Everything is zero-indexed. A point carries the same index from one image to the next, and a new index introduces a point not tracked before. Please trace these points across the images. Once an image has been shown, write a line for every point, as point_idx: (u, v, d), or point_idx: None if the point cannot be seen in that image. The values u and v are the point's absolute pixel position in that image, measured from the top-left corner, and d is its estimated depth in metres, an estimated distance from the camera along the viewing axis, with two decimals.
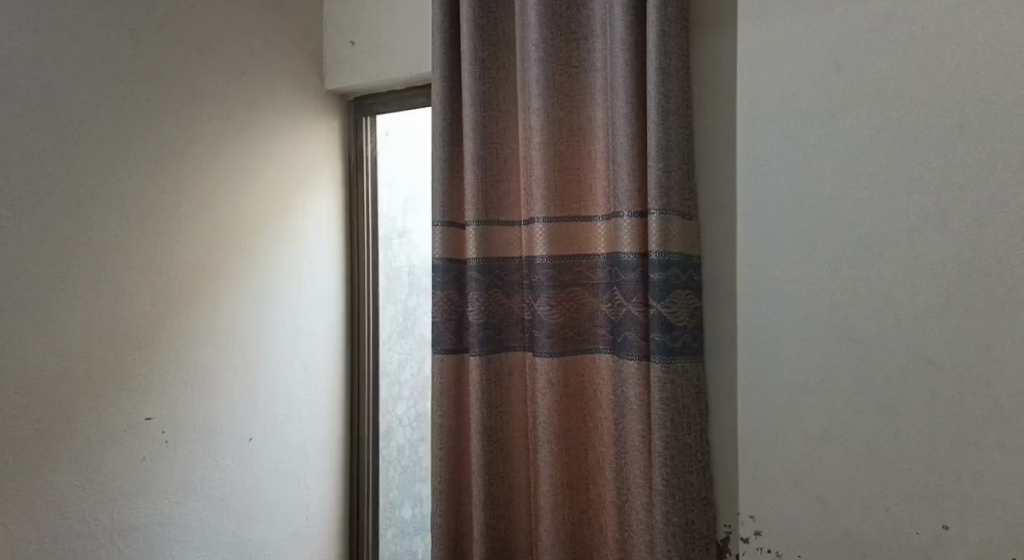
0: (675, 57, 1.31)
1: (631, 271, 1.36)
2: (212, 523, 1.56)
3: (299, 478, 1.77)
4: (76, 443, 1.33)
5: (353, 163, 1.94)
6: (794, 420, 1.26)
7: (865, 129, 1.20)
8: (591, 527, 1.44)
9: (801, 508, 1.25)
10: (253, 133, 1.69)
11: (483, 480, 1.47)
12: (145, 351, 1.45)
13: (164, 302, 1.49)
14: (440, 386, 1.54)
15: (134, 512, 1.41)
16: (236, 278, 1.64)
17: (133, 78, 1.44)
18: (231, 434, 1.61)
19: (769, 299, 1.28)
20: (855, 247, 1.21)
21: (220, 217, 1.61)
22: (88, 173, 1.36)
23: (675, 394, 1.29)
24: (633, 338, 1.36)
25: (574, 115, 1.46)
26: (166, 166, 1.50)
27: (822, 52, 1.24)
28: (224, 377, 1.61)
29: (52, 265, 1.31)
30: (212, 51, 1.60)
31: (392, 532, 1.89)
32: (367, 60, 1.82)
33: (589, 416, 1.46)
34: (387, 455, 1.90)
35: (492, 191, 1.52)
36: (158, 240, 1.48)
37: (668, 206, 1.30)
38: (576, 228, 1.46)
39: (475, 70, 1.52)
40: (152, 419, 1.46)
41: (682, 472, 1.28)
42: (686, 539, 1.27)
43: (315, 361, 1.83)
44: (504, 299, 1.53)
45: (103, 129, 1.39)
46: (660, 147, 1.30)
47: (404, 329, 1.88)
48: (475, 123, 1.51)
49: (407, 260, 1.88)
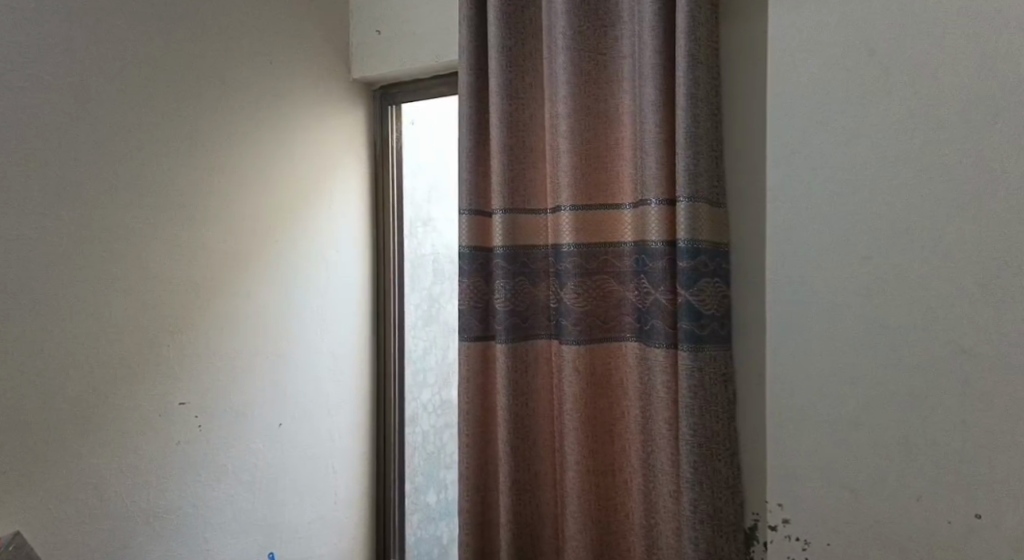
0: (704, 43, 1.30)
1: (659, 259, 1.36)
2: (243, 506, 1.59)
3: (326, 463, 1.79)
4: (115, 427, 1.36)
5: (378, 151, 1.95)
6: (823, 409, 1.25)
7: (899, 114, 1.19)
8: (617, 514, 1.45)
9: (830, 497, 1.24)
10: (280, 122, 1.71)
11: (510, 467, 1.49)
12: (178, 338, 1.48)
13: (196, 290, 1.51)
14: (466, 373, 1.55)
15: (168, 495, 1.44)
16: (265, 266, 1.66)
17: (164, 69, 1.46)
18: (262, 420, 1.64)
19: (798, 287, 1.27)
20: (887, 235, 1.20)
21: (248, 205, 1.62)
22: (122, 162, 1.38)
23: (702, 382, 1.29)
24: (660, 325, 1.36)
25: (601, 102, 1.45)
26: (198, 156, 1.52)
27: (854, 37, 1.22)
28: (252, 363, 1.62)
29: (89, 253, 1.33)
30: (240, 41, 1.61)
31: (418, 517, 1.90)
32: (393, 47, 1.82)
33: (615, 404, 1.46)
34: (413, 441, 1.92)
35: (518, 179, 1.52)
36: (189, 229, 1.50)
37: (696, 193, 1.30)
38: (603, 216, 1.46)
39: (502, 57, 1.51)
40: (186, 403, 1.49)
41: (709, 460, 1.29)
42: (713, 527, 1.28)
43: (342, 348, 1.85)
44: (530, 287, 1.54)
45: (136, 119, 1.41)
46: (689, 134, 1.30)
47: (428, 317, 1.89)
48: (502, 112, 1.51)
49: (430, 247, 1.89)
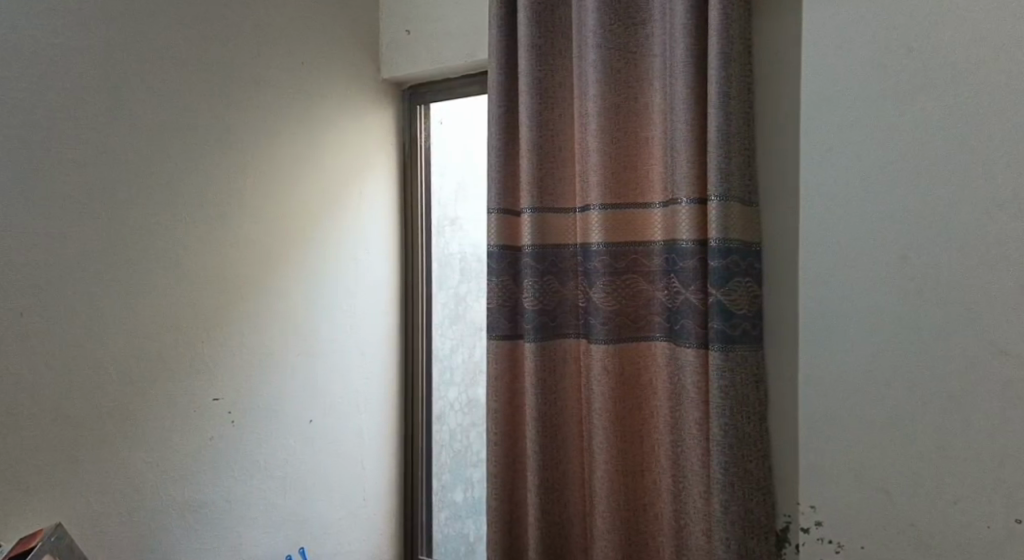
0: (737, 40, 1.29)
1: (689, 258, 1.36)
2: (274, 501, 1.61)
3: (355, 460, 1.81)
4: (151, 422, 1.39)
5: (407, 151, 1.97)
6: (857, 411, 1.23)
7: (938, 111, 1.17)
8: (646, 514, 1.45)
9: (865, 500, 1.23)
10: (311, 122, 1.72)
11: (538, 466, 1.49)
12: (212, 334, 1.50)
13: (229, 287, 1.53)
14: (494, 371, 1.56)
15: (202, 489, 1.47)
16: (295, 264, 1.68)
17: (199, 69, 1.48)
18: (293, 418, 1.66)
19: (832, 287, 1.26)
20: (924, 235, 1.18)
21: (279, 204, 1.64)
22: (158, 161, 1.41)
23: (733, 382, 1.28)
24: (690, 325, 1.35)
25: (630, 101, 1.45)
26: (231, 155, 1.54)
27: (891, 34, 1.21)
28: (283, 361, 1.64)
29: (127, 250, 1.35)
30: (273, 42, 1.63)
31: (445, 515, 1.91)
32: (423, 48, 1.83)
33: (644, 403, 1.46)
34: (440, 439, 1.93)
35: (547, 178, 1.52)
36: (223, 227, 1.52)
37: (728, 191, 1.29)
38: (632, 215, 1.45)
39: (531, 56, 1.52)
40: (219, 399, 1.51)
41: (740, 460, 1.28)
42: (744, 528, 1.27)
43: (371, 346, 1.86)
44: (559, 286, 1.54)
45: (172, 119, 1.43)
46: (720, 132, 1.29)
47: (455, 316, 1.90)
48: (531, 111, 1.51)
49: (458, 247, 1.89)
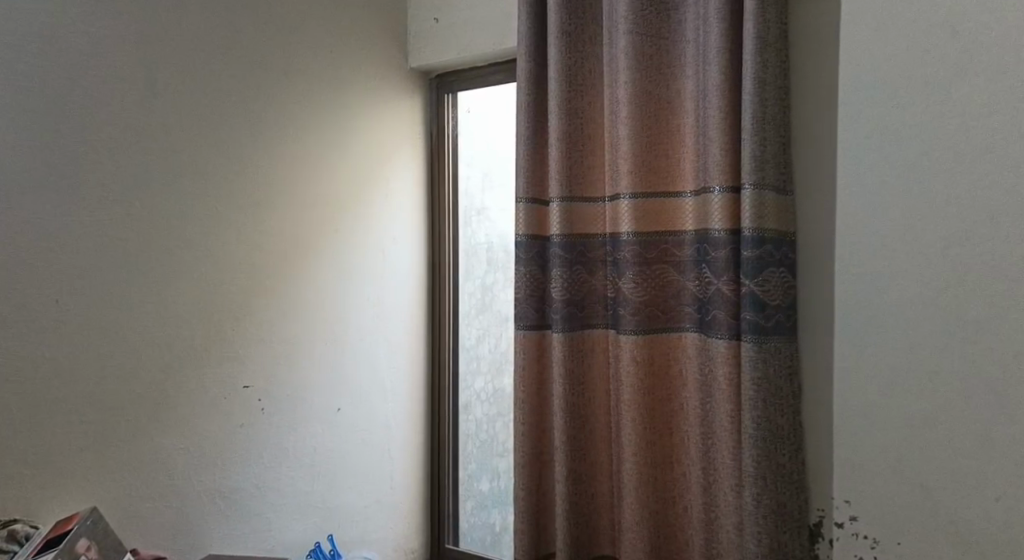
0: (773, 25, 1.27)
1: (721, 248, 1.33)
2: (303, 487, 1.63)
3: (382, 449, 1.82)
4: (182, 409, 1.40)
5: (434, 141, 1.96)
6: (895, 405, 1.21)
7: (984, 95, 1.13)
8: (675, 507, 1.43)
9: (902, 495, 1.20)
10: (339, 111, 1.72)
11: (565, 457, 1.48)
12: (242, 322, 1.51)
13: (259, 276, 1.54)
14: (522, 361, 1.55)
15: (232, 475, 1.48)
16: (323, 254, 1.68)
17: (229, 59, 1.48)
18: (322, 406, 1.67)
19: (869, 278, 1.23)
20: (967, 224, 1.14)
21: (308, 193, 1.65)
22: (189, 150, 1.41)
23: (766, 374, 1.26)
24: (721, 316, 1.33)
25: (662, 88, 1.42)
26: (262, 144, 1.55)
27: (933, 16, 1.17)
28: (312, 348, 1.65)
29: (158, 238, 1.36)
30: (302, 31, 1.63)
31: (471, 505, 1.91)
32: (452, 36, 1.82)
33: (673, 395, 1.44)
34: (466, 429, 1.93)
35: (576, 166, 1.51)
36: (252, 215, 1.53)
37: (762, 180, 1.27)
38: (663, 205, 1.43)
39: (561, 42, 1.50)
40: (250, 386, 1.52)
41: (772, 453, 1.26)
42: (776, 522, 1.26)
43: (398, 335, 1.87)
44: (587, 276, 1.52)
45: (203, 108, 1.44)
46: (755, 119, 1.26)
47: (481, 306, 1.89)
48: (560, 98, 1.50)
49: (485, 237, 1.89)
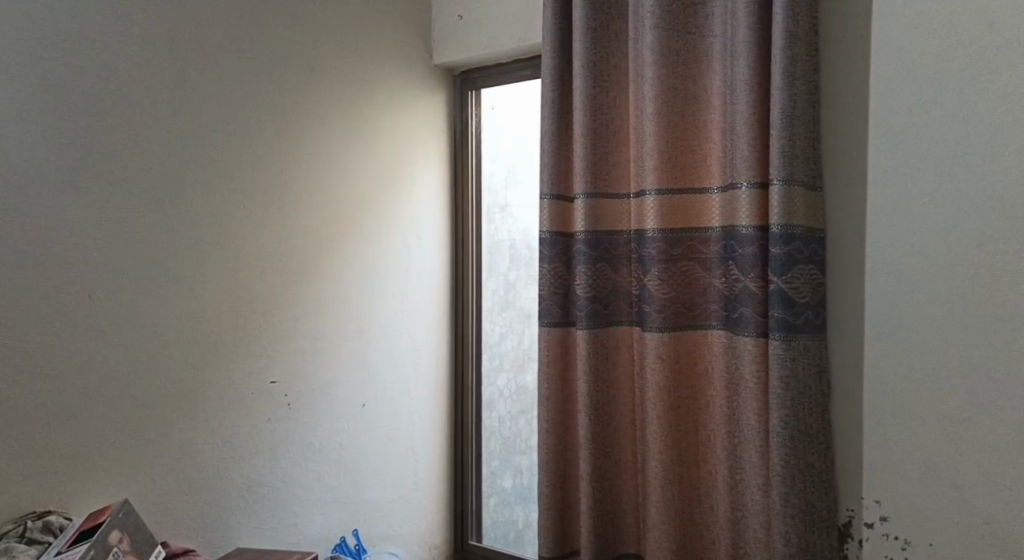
0: (803, 18, 1.25)
1: (749, 245, 1.32)
2: (329, 482, 1.64)
3: (406, 445, 1.82)
4: (211, 404, 1.42)
5: (458, 138, 1.97)
6: (927, 404, 1.19)
7: (1020, 88, 1.11)
8: (700, 506, 1.42)
9: (935, 495, 1.18)
10: (364, 107, 1.73)
11: (590, 455, 1.47)
12: (269, 318, 1.52)
13: (285, 272, 1.55)
14: (546, 358, 1.55)
15: (260, 470, 1.50)
16: (348, 251, 1.69)
17: (255, 57, 1.50)
18: (347, 402, 1.68)
19: (901, 276, 1.22)
20: (1002, 220, 1.12)
21: (333, 190, 1.66)
22: (216, 147, 1.43)
23: (795, 372, 1.24)
24: (749, 313, 1.32)
25: (688, 83, 1.41)
26: (288, 141, 1.56)
27: (968, 9, 1.15)
28: (337, 344, 1.66)
29: (189, 235, 1.38)
30: (328, 28, 1.64)
31: (494, 501, 1.92)
32: (475, 33, 1.83)
33: (699, 393, 1.43)
34: (489, 425, 1.93)
35: (601, 163, 1.50)
36: (278, 213, 1.54)
37: (792, 176, 1.25)
38: (689, 201, 1.42)
39: (586, 38, 1.49)
40: (276, 382, 1.54)
41: (801, 452, 1.24)
42: (805, 522, 1.24)
43: (421, 332, 1.87)
44: (612, 273, 1.52)
45: (230, 106, 1.45)
46: (784, 114, 1.25)
47: (504, 303, 1.89)
48: (585, 94, 1.49)
49: (508, 233, 1.89)
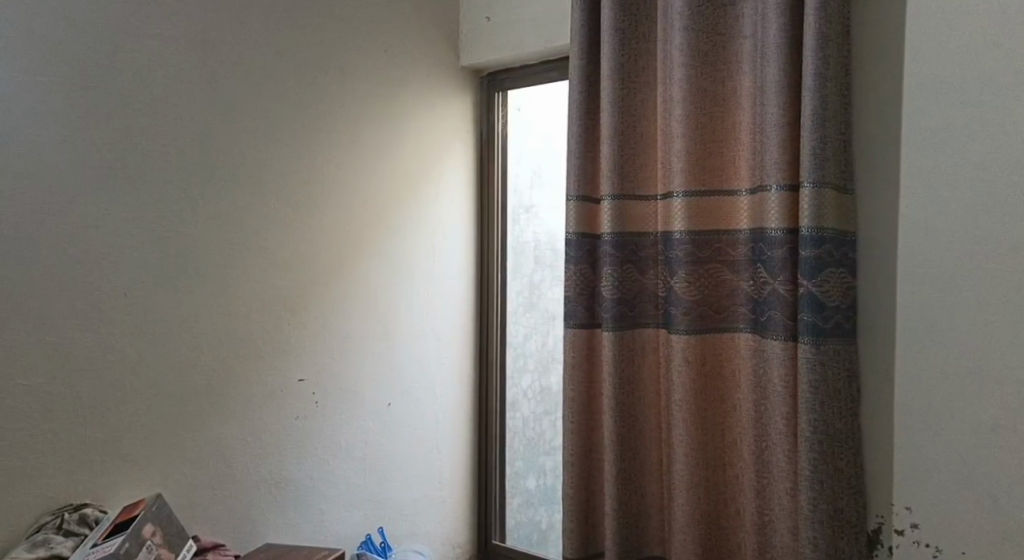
0: (835, 19, 1.24)
1: (778, 248, 1.31)
2: (354, 480, 1.65)
3: (430, 444, 1.83)
4: (241, 401, 1.44)
5: (484, 139, 1.98)
6: (959, 411, 1.18)
7: None
8: (727, 509, 1.41)
9: (967, 503, 1.17)
10: (393, 108, 1.74)
11: (615, 456, 1.47)
12: (298, 316, 1.54)
13: (314, 272, 1.57)
14: (571, 359, 1.55)
15: (288, 467, 1.52)
16: (375, 251, 1.70)
17: (287, 59, 1.52)
18: (373, 401, 1.70)
19: (934, 281, 1.20)
20: None
21: (361, 190, 1.67)
22: (248, 148, 1.45)
23: (825, 377, 1.23)
24: (778, 316, 1.31)
25: (718, 85, 1.41)
26: (318, 142, 1.58)
27: (1004, 12, 1.14)
28: (364, 343, 1.68)
29: (221, 234, 1.40)
30: (357, 30, 1.66)
31: (518, 501, 1.92)
32: (503, 34, 1.83)
33: (726, 396, 1.42)
34: (513, 426, 1.94)
35: (628, 164, 1.49)
36: (308, 212, 1.56)
37: (823, 178, 1.24)
38: (717, 203, 1.41)
39: (614, 39, 1.49)
40: (305, 380, 1.55)
41: (830, 457, 1.23)
42: (833, 528, 1.23)
43: (445, 331, 1.88)
44: (638, 275, 1.51)
45: (261, 108, 1.47)
46: (816, 116, 1.23)
47: (529, 303, 1.90)
48: (613, 95, 1.49)
49: (533, 234, 1.89)
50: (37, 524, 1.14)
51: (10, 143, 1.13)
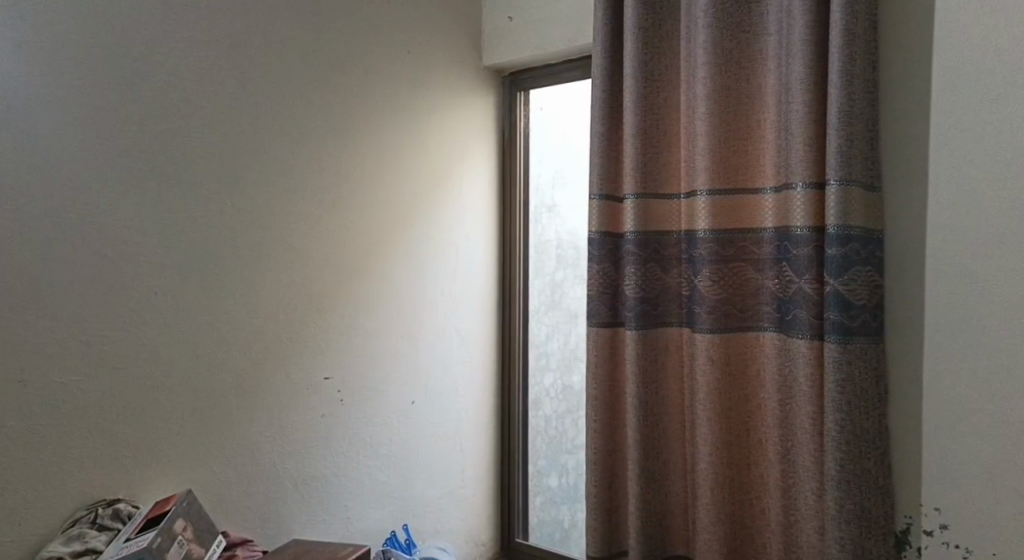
0: (862, 16, 1.23)
1: (803, 246, 1.30)
2: (379, 478, 1.67)
3: (453, 442, 1.84)
4: (269, 399, 1.46)
5: (506, 138, 1.98)
6: (989, 410, 1.17)
7: None
8: (752, 509, 1.41)
9: (997, 503, 1.16)
10: (416, 109, 1.76)
11: (638, 455, 1.47)
12: (323, 315, 1.56)
13: (339, 272, 1.59)
14: (594, 358, 1.55)
15: (315, 464, 1.54)
16: (399, 250, 1.72)
17: (312, 61, 1.53)
18: (398, 399, 1.71)
19: (963, 280, 1.19)
20: None
21: (385, 190, 1.69)
22: (274, 149, 1.46)
23: (851, 376, 1.22)
24: (803, 315, 1.30)
25: (742, 83, 1.40)
26: (343, 143, 1.59)
27: None
28: (388, 342, 1.69)
29: (248, 235, 1.42)
30: (381, 31, 1.67)
31: (541, 500, 1.93)
32: (525, 34, 1.84)
33: (751, 396, 1.41)
34: (536, 424, 1.94)
35: (651, 163, 1.49)
36: (333, 212, 1.57)
37: (849, 176, 1.23)
38: (742, 202, 1.41)
39: (637, 38, 1.48)
40: (330, 378, 1.57)
41: (857, 457, 1.22)
42: (861, 528, 1.22)
43: (468, 330, 1.89)
44: (662, 274, 1.51)
45: (287, 110, 1.49)
46: (842, 113, 1.23)
47: (551, 302, 1.90)
48: (636, 94, 1.48)
49: (555, 233, 1.89)
50: (71, 518, 1.17)
51: (45, 144, 1.16)
